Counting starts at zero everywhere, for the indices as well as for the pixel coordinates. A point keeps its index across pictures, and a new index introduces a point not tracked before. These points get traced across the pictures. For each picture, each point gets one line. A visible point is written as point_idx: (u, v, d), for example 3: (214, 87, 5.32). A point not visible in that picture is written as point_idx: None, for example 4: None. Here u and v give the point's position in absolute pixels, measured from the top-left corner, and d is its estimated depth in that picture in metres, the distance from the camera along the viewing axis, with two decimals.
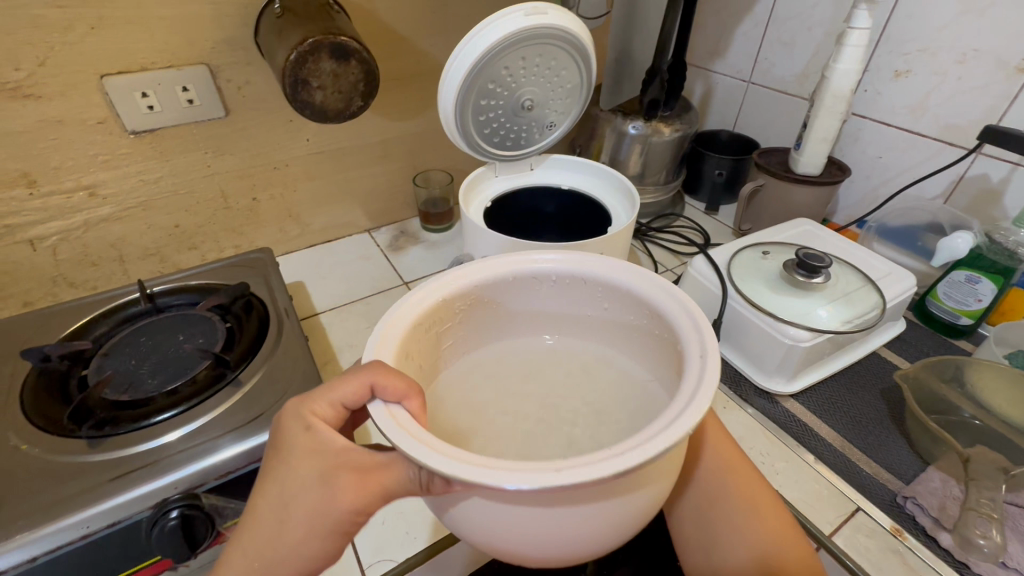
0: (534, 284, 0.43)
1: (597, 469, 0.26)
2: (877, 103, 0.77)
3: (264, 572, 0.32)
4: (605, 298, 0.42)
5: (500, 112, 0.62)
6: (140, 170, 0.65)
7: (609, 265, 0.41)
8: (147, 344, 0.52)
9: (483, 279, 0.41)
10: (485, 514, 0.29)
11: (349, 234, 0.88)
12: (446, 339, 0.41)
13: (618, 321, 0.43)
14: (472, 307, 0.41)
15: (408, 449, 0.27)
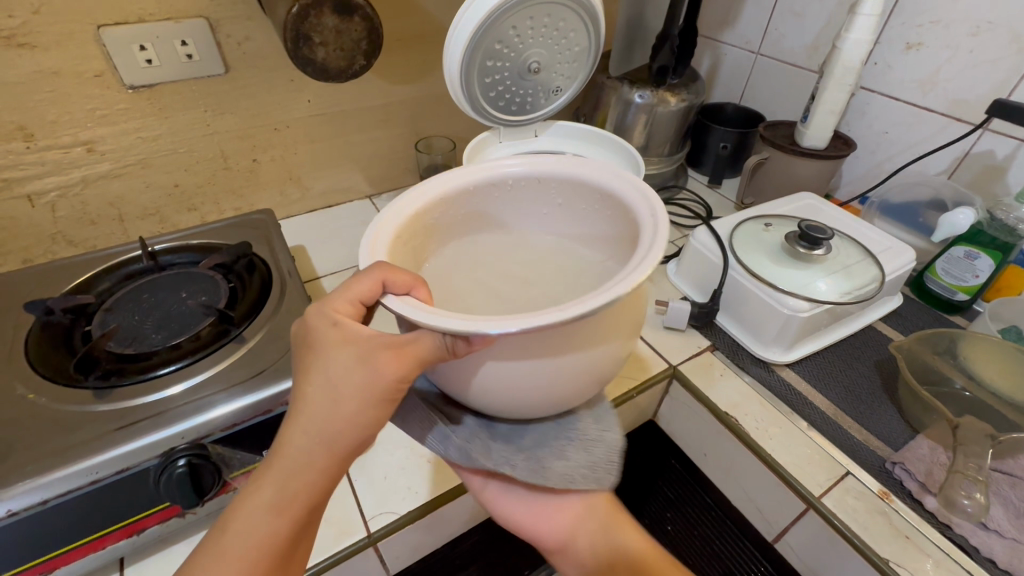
0: (501, 187, 0.47)
1: (571, 312, 0.31)
2: (887, 76, 0.76)
3: (327, 450, 0.33)
4: (559, 192, 0.47)
5: (506, 74, 0.61)
6: (139, 127, 0.64)
7: (566, 164, 0.46)
8: (149, 300, 0.52)
9: (451, 188, 0.45)
10: (504, 371, 0.35)
11: (349, 199, 0.87)
12: (428, 242, 0.45)
13: (573, 215, 0.48)
14: (448, 211, 0.46)
15: (433, 321, 0.32)
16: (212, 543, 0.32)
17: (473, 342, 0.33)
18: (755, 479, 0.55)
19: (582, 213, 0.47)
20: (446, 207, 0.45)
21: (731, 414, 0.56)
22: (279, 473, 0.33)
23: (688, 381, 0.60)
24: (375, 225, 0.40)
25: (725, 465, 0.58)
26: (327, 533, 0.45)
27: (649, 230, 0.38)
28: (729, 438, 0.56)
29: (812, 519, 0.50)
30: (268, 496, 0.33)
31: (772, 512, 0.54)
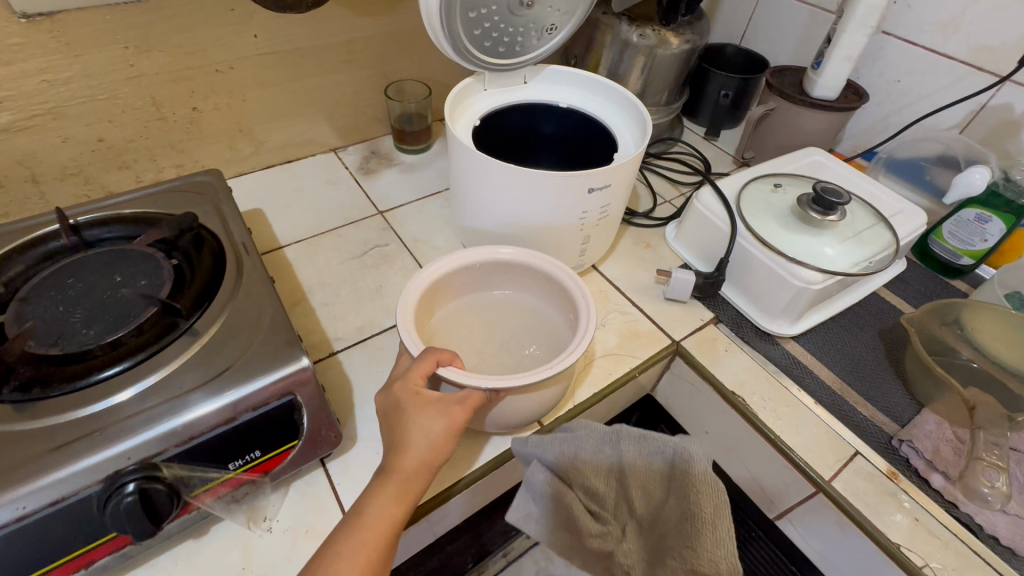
0: (458, 272, 0.50)
1: (542, 377, 0.41)
2: (906, 18, 0.69)
3: (427, 471, 0.39)
4: (510, 272, 0.52)
5: (495, 8, 0.52)
6: (43, 68, 0.52)
7: (522, 253, 0.50)
8: (76, 287, 0.44)
9: (427, 277, 0.47)
10: (514, 409, 0.44)
11: (312, 154, 0.77)
12: (423, 317, 0.49)
13: (524, 285, 0.53)
14: (432, 292, 0.49)
15: (478, 383, 0.40)
16: (341, 534, 0.36)
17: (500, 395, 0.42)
18: (761, 459, 0.53)
19: (534, 287, 0.52)
20: (429, 291, 0.48)
21: (737, 393, 0.54)
22: (392, 486, 0.38)
23: (691, 358, 0.56)
24: (402, 316, 0.43)
25: (727, 442, 0.56)
26: (308, 547, 0.41)
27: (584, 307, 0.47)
28: (734, 418, 0.54)
29: (820, 502, 0.49)
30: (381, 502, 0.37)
31: (776, 490, 0.53)
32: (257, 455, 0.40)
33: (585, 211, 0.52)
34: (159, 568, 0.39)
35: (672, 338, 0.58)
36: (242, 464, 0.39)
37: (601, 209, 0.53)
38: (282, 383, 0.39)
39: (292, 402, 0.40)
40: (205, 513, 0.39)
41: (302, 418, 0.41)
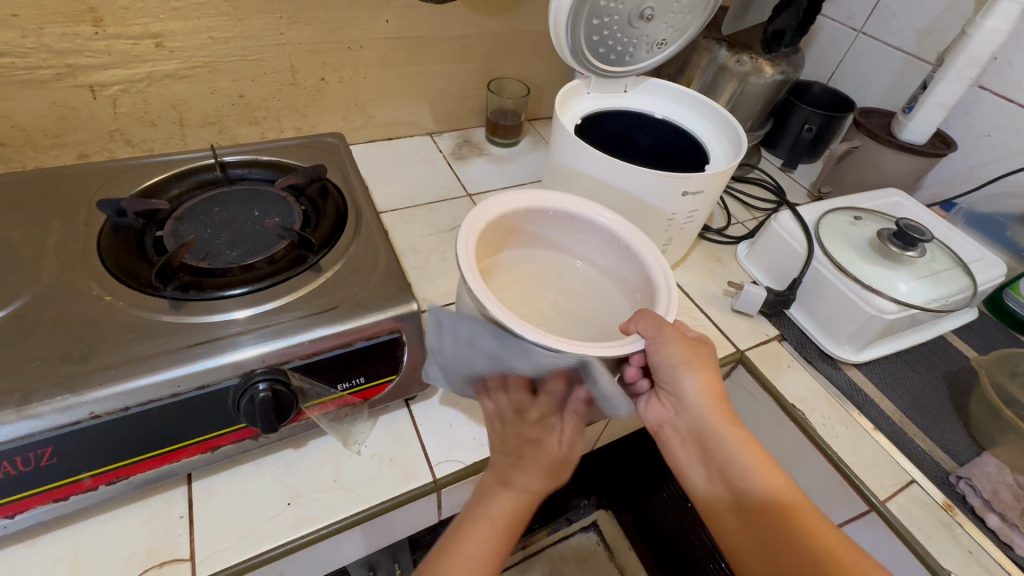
0: (542, 216, 0.51)
1: (609, 354, 0.40)
2: (1005, 74, 0.70)
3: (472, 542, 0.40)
4: (583, 229, 0.52)
5: (616, 19, 0.57)
6: (211, 26, 0.60)
7: (600, 212, 0.51)
8: (221, 214, 0.50)
9: (518, 202, 0.49)
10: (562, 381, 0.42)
11: (411, 134, 0.83)
12: (494, 247, 0.50)
13: (592, 247, 0.53)
14: (517, 221, 0.50)
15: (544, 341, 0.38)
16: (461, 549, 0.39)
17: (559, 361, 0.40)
18: (813, 474, 0.54)
19: (602, 249, 0.52)
20: (514, 218, 0.50)
21: (797, 407, 0.55)
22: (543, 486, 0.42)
23: (754, 368, 0.58)
24: (465, 235, 0.44)
25: (778, 455, 0.58)
26: (391, 473, 0.45)
27: (664, 294, 0.45)
28: (790, 430, 0.55)
29: (871, 522, 0.50)
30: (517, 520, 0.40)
31: (823, 507, 0.54)
32: (362, 381, 0.44)
33: (674, 211, 0.55)
34: (265, 466, 0.44)
35: (736, 347, 0.60)
36: (349, 387, 0.44)
37: (689, 213, 0.56)
38: (393, 321, 0.43)
39: (397, 340, 0.44)
40: (311, 424, 0.44)
41: (402, 355, 0.45)
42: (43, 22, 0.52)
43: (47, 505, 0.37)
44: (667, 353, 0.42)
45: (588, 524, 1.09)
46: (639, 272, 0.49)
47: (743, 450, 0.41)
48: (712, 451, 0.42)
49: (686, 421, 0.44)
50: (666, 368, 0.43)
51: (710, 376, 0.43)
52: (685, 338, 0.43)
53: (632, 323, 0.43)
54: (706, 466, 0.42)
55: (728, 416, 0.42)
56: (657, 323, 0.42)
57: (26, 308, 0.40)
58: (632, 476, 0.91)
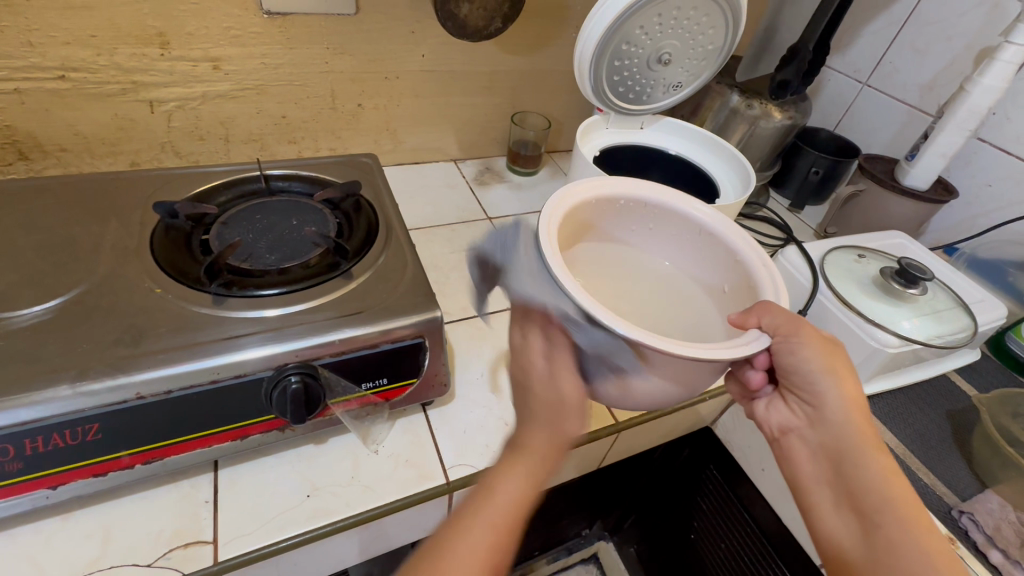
0: (610, 203, 0.49)
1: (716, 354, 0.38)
2: (1003, 128, 0.74)
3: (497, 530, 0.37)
4: (651, 218, 0.50)
5: (635, 61, 0.62)
6: (265, 53, 0.65)
7: (672, 198, 0.49)
8: (263, 221, 0.53)
9: (606, 189, 0.48)
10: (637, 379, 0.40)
11: (436, 160, 0.88)
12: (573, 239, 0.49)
13: (662, 238, 0.51)
14: (606, 208, 0.49)
15: (639, 337, 0.37)
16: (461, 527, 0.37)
17: (650, 358, 0.38)
18: None
19: (675, 240, 0.50)
20: (596, 205, 0.48)
21: None
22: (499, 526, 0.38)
23: None
24: (547, 210, 0.44)
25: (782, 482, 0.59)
26: (406, 472, 0.47)
27: (766, 278, 0.43)
28: None
29: None
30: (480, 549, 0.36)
31: None
32: (384, 382, 0.47)
33: None
34: (287, 458, 0.46)
35: None
36: (371, 387, 0.46)
37: None
38: (418, 327, 0.46)
39: (421, 345, 0.47)
40: (335, 420, 0.46)
41: (424, 361, 0.48)
42: (116, 42, 0.58)
43: (88, 480, 0.39)
44: (809, 355, 0.43)
45: (587, 556, 1.12)
46: (739, 278, 0.45)
47: (878, 467, 0.41)
48: (839, 451, 0.43)
49: (819, 428, 0.44)
50: (808, 372, 0.44)
51: (855, 387, 0.44)
52: (833, 348, 0.44)
53: (752, 316, 0.41)
54: (831, 467, 0.43)
55: (872, 435, 0.42)
56: (784, 318, 0.40)
57: (84, 295, 0.43)
58: (635, 507, 0.91)
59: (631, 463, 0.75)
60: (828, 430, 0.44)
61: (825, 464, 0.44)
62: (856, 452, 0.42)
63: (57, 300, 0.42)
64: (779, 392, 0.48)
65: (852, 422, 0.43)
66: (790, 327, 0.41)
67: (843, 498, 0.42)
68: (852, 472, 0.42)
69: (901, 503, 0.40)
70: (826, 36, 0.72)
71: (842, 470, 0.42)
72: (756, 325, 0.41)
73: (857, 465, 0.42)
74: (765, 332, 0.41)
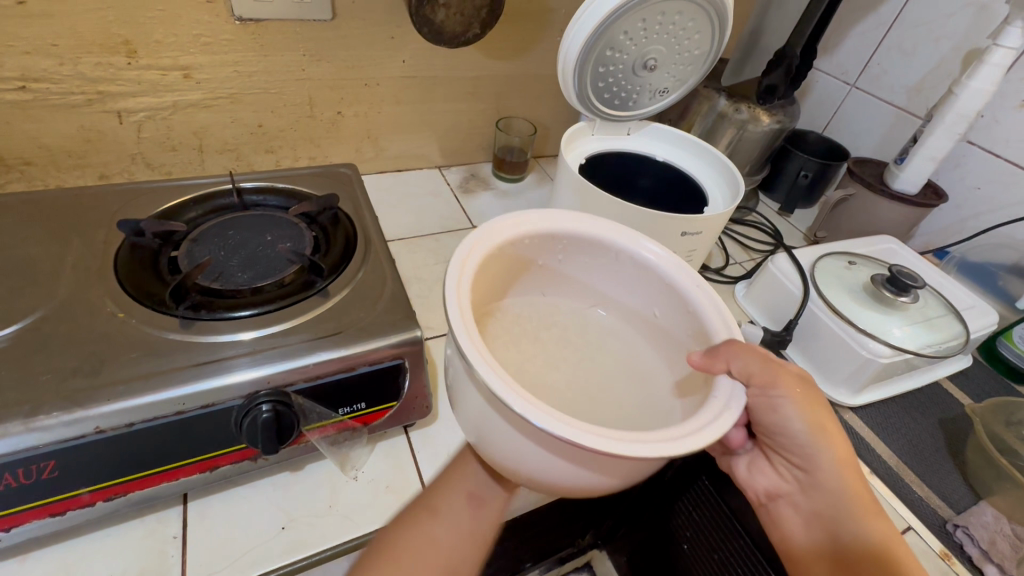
0: (530, 237, 0.43)
1: (652, 447, 0.30)
2: (991, 131, 0.73)
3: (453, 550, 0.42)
4: (575, 250, 0.45)
5: (620, 67, 0.60)
6: (238, 61, 0.63)
7: (598, 224, 0.45)
8: (235, 238, 0.51)
9: (529, 223, 0.43)
10: (556, 467, 0.33)
11: (420, 167, 0.86)
12: (500, 277, 0.43)
13: (592, 271, 0.46)
14: (525, 249, 0.43)
15: (559, 429, 0.29)
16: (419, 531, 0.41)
17: (572, 450, 0.30)
18: None
19: (606, 271, 0.46)
20: (519, 243, 0.42)
21: None
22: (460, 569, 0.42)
23: None
24: (464, 251, 0.38)
25: None
26: (387, 500, 0.45)
27: (714, 313, 0.40)
28: None
29: None
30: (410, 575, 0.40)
31: None
32: (362, 406, 0.45)
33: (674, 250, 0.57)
34: (262, 489, 0.44)
35: None
36: (349, 411, 0.44)
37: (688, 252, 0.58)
38: (396, 348, 0.44)
39: (400, 366, 0.45)
40: (311, 447, 0.45)
41: (404, 383, 0.46)
42: (79, 51, 0.55)
43: (44, 520, 0.37)
44: (795, 415, 0.42)
45: (580, 564, 1.11)
46: (685, 316, 0.42)
47: (875, 533, 0.40)
48: (832, 517, 0.42)
49: (810, 494, 0.43)
50: (795, 432, 0.42)
51: (845, 446, 0.43)
52: (817, 402, 0.43)
53: (719, 358, 0.37)
54: (826, 537, 0.41)
55: (866, 498, 0.41)
56: (756, 362, 0.37)
57: (40, 322, 0.41)
58: (627, 517, 0.90)
59: None
60: (820, 495, 0.42)
61: (818, 531, 0.42)
62: (853, 520, 0.41)
63: (10, 329, 0.40)
64: (761, 450, 0.47)
65: (844, 483, 0.42)
66: (768, 379, 0.39)
67: (839, 569, 0.40)
68: (851, 542, 0.40)
69: (901, 571, 0.38)
70: (814, 39, 0.71)
71: (837, 538, 0.41)
72: (725, 369, 0.37)
73: (852, 533, 0.40)
74: (737, 377, 0.37)
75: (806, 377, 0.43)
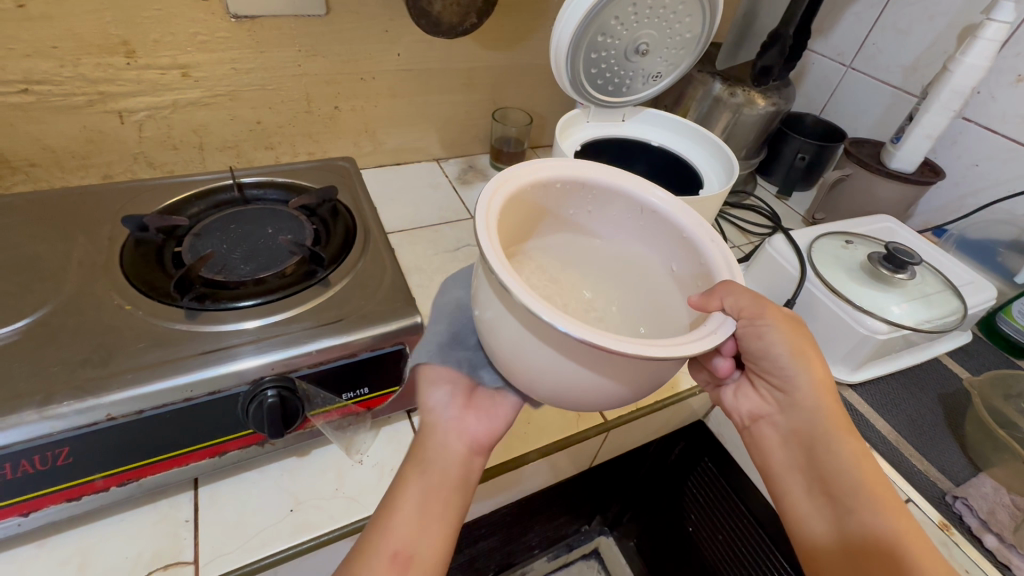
0: (548, 186, 0.43)
1: (668, 350, 0.33)
2: (988, 107, 0.73)
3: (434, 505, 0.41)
4: (591, 201, 0.46)
5: (613, 53, 0.60)
6: (234, 58, 0.64)
7: (613, 174, 0.45)
8: (236, 231, 0.52)
9: (543, 173, 0.43)
10: (576, 374, 0.36)
11: (418, 160, 0.87)
12: (518, 226, 0.44)
13: (605, 222, 0.47)
14: (543, 199, 0.44)
15: (589, 336, 0.31)
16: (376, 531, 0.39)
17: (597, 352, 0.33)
18: None
19: (618, 221, 0.47)
20: (540, 195, 0.43)
21: None
22: (458, 496, 0.42)
23: None
24: (489, 192, 0.39)
25: None
26: (392, 482, 0.46)
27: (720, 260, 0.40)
28: None
29: None
30: (427, 509, 0.41)
31: None
32: (366, 391, 0.46)
33: None
34: (270, 473, 0.45)
35: None
36: (352, 396, 0.45)
37: None
38: (397, 333, 0.45)
39: (401, 351, 0.46)
40: (317, 432, 0.46)
41: (406, 368, 0.47)
42: (79, 53, 0.56)
43: (60, 505, 0.38)
44: (778, 339, 0.43)
45: (588, 550, 1.12)
46: (692, 264, 0.43)
47: (848, 450, 0.42)
48: (808, 435, 0.44)
49: (789, 414, 0.45)
50: (777, 356, 0.44)
51: (822, 369, 0.44)
52: (798, 328, 0.44)
53: (715, 297, 0.38)
54: (802, 454, 0.44)
55: (840, 416, 0.43)
56: (747, 299, 0.39)
57: (50, 316, 0.42)
58: (633, 502, 0.91)
59: (625, 460, 0.75)
60: (798, 415, 0.44)
61: (794, 449, 0.45)
62: (829, 440, 0.42)
63: (22, 322, 0.41)
64: (746, 377, 0.49)
65: (820, 404, 0.44)
66: (757, 311, 0.40)
67: (815, 484, 0.43)
68: (823, 459, 0.42)
69: (870, 483, 0.40)
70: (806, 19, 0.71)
71: (811, 455, 0.43)
72: (720, 307, 0.38)
73: (826, 450, 0.42)
74: (729, 313, 0.38)
75: (792, 312, 0.44)
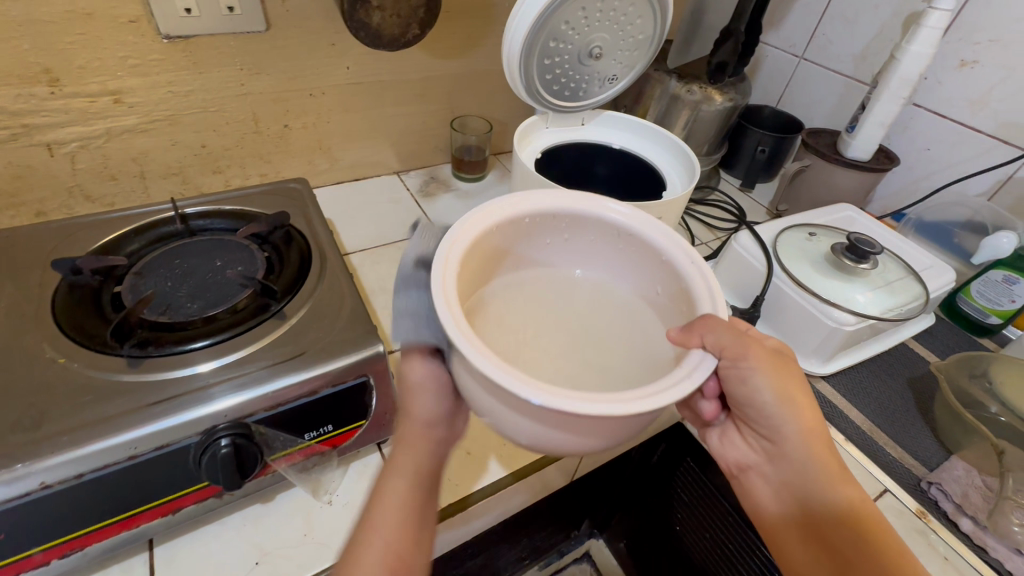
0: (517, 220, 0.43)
1: (647, 403, 0.31)
2: (936, 92, 0.75)
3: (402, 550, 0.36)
4: (566, 228, 0.46)
5: (566, 58, 0.59)
6: (171, 81, 0.60)
7: (584, 199, 0.44)
8: (181, 267, 0.49)
9: (509, 210, 0.43)
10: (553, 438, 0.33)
11: (378, 173, 0.84)
12: (483, 266, 0.43)
13: (585, 248, 0.47)
14: (513, 234, 0.43)
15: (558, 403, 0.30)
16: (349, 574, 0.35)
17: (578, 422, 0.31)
18: None
19: (596, 246, 0.46)
20: (506, 231, 0.43)
21: None
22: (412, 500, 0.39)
23: None
24: (447, 243, 0.37)
25: None
26: None
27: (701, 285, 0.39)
28: None
29: None
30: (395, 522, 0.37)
31: None
32: (329, 429, 0.44)
33: None
34: (232, 524, 0.43)
35: None
36: (316, 436, 0.43)
37: None
38: (359, 366, 0.43)
39: (365, 383, 0.44)
40: (279, 476, 0.43)
41: (370, 400, 0.45)
42: None
43: None
44: (763, 384, 0.41)
45: (579, 554, 1.11)
46: (676, 285, 0.41)
47: (844, 502, 0.39)
48: (802, 485, 0.41)
49: (777, 463, 0.43)
50: (763, 402, 0.42)
51: (814, 418, 0.42)
52: (784, 367, 0.42)
53: (695, 335, 0.37)
54: (798, 507, 0.41)
55: (833, 464, 0.41)
56: (728, 336, 0.37)
57: None
58: (620, 504, 0.91)
59: (608, 465, 0.74)
60: (788, 464, 0.42)
61: (789, 500, 0.42)
62: (823, 492, 0.40)
63: None
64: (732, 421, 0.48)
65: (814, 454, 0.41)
66: (736, 351, 0.39)
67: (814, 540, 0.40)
68: (820, 515, 0.40)
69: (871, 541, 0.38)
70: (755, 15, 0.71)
71: (808, 508, 0.41)
72: (699, 345, 0.36)
73: (822, 504, 0.40)
74: (711, 352, 0.36)
75: (778, 349, 0.43)
